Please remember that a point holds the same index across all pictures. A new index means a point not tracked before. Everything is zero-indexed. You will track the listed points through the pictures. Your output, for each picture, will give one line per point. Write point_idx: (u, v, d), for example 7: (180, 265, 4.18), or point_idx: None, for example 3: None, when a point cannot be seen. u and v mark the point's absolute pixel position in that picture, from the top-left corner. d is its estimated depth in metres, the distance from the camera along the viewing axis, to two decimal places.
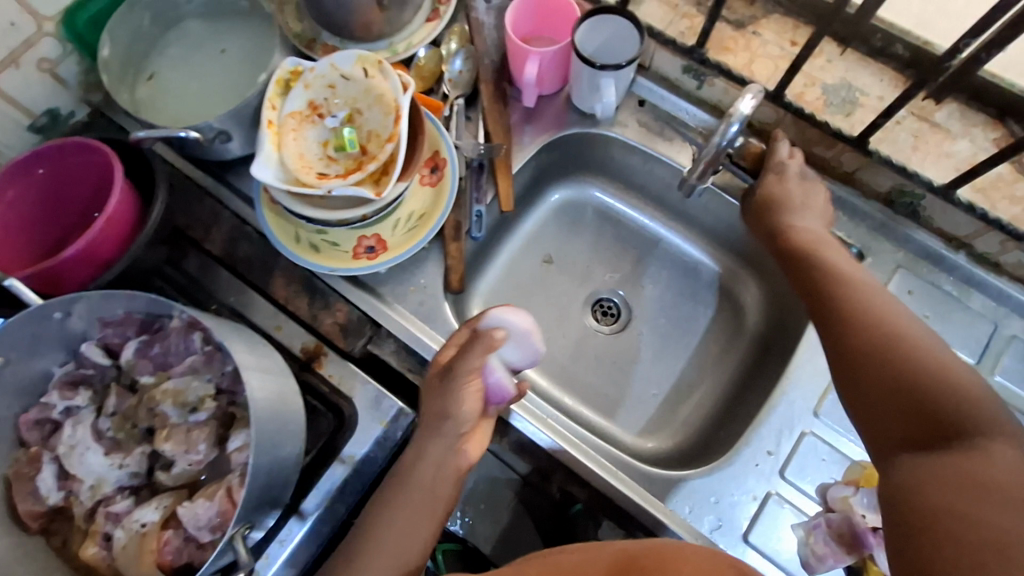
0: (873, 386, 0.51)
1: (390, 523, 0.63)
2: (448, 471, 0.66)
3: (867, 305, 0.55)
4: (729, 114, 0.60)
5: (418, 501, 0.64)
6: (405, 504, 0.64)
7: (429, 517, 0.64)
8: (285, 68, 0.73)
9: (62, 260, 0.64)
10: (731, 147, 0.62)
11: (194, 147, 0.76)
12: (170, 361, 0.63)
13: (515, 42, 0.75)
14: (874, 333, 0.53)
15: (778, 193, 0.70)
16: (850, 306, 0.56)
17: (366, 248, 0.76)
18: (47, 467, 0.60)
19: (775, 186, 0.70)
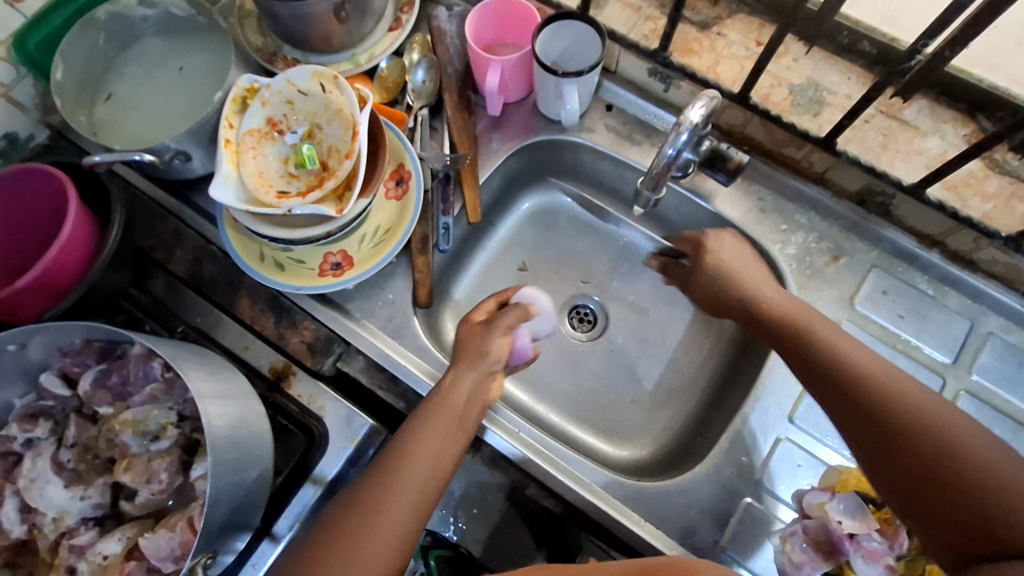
0: (856, 444, 0.55)
1: (412, 457, 0.59)
2: (474, 414, 0.65)
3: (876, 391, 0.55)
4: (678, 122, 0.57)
5: (440, 437, 0.61)
6: (429, 440, 0.60)
7: (448, 454, 0.61)
8: (241, 85, 0.72)
9: (18, 290, 0.62)
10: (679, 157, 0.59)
11: (153, 168, 0.75)
12: (130, 390, 0.62)
13: (476, 52, 0.74)
14: (837, 381, 0.57)
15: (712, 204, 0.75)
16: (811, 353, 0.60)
17: (332, 265, 0.75)
18: (8, 501, 0.59)
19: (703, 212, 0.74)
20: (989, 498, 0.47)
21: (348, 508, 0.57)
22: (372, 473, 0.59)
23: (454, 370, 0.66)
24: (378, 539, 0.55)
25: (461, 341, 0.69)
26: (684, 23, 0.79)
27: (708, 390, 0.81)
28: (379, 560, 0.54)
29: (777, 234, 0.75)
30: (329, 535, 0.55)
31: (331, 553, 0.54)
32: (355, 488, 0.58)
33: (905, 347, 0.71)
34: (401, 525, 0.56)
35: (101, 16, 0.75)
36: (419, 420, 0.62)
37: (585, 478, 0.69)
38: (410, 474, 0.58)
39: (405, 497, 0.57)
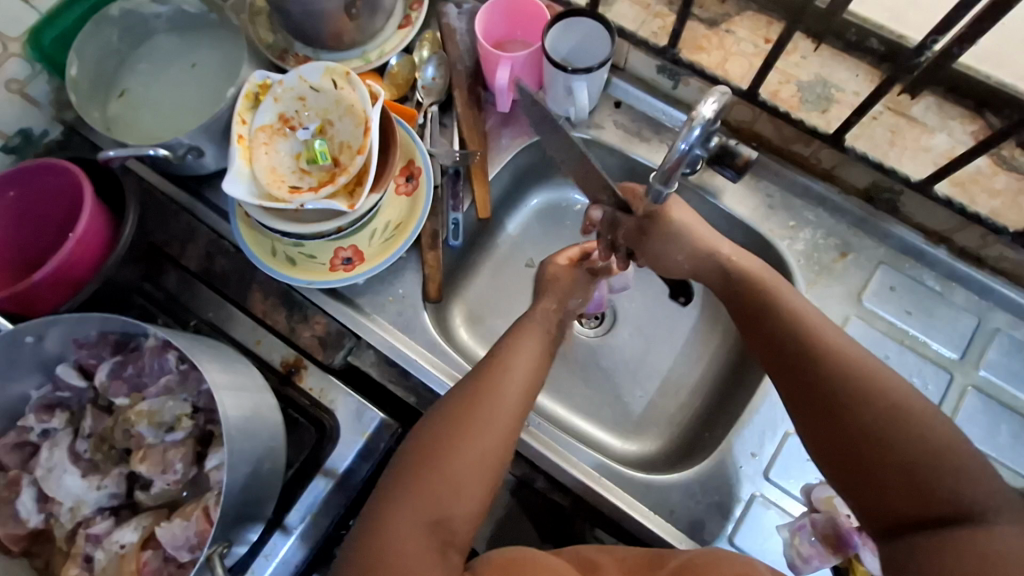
0: (812, 425, 0.51)
1: (514, 365, 0.60)
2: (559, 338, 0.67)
3: (848, 365, 0.51)
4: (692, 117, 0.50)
5: (538, 350, 0.62)
6: (518, 357, 0.61)
7: (543, 368, 0.62)
8: (254, 82, 0.73)
9: (34, 283, 0.63)
10: (693, 155, 0.51)
11: (166, 163, 0.76)
12: (145, 382, 0.62)
13: (486, 49, 0.75)
14: (789, 350, 0.54)
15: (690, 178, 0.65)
16: (764, 319, 0.57)
17: (343, 259, 0.76)
18: (26, 490, 0.60)
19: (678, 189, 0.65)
20: (930, 471, 0.46)
21: (459, 404, 0.57)
22: (476, 376, 0.60)
23: (542, 300, 0.68)
24: (491, 435, 0.56)
25: (551, 272, 0.70)
26: (693, 21, 0.79)
27: (715, 386, 0.81)
28: (492, 452, 0.55)
29: (785, 230, 0.76)
30: (444, 427, 0.56)
31: (448, 444, 0.55)
32: (461, 389, 0.59)
33: (913, 343, 0.71)
34: (511, 424, 0.57)
35: (114, 13, 0.76)
36: (516, 335, 0.63)
37: (593, 471, 0.70)
38: (515, 378, 0.59)
39: (514, 400, 0.58)
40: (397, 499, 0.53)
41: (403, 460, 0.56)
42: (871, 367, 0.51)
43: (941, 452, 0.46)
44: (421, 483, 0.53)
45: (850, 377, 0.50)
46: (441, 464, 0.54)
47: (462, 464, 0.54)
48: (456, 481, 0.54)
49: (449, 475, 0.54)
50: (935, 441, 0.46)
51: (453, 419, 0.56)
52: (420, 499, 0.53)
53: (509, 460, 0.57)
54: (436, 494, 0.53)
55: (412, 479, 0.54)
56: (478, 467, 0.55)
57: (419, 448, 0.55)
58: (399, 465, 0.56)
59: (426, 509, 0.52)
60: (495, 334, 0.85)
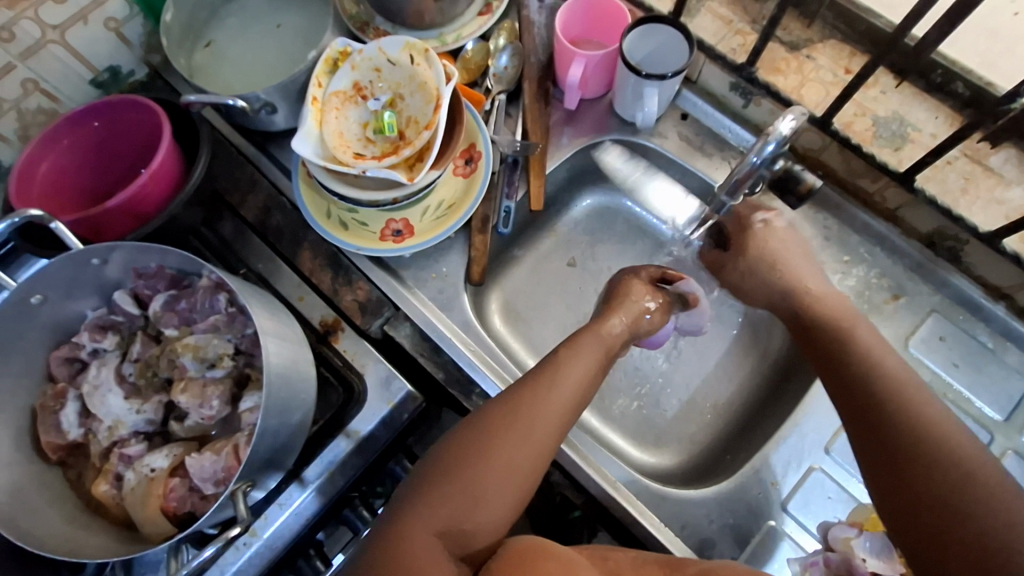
0: (873, 476, 0.52)
1: (564, 378, 0.61)
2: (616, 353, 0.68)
3: (921, 423, 0.51)
4: (767, 133, 0.58)
5: (593, 365, 0.64)
6: (570, 372, 0.62)
7: (593, 382, 0.63)
8: (335, 47, 0.75)
9: (106, 210, 0.67)
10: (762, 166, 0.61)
11: (241, 115, 0.79)
12: (194, 318, 0.65)
13: (563, 44, 0.75)
14: (862, 400, 0.55)
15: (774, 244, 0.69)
16: (838, 366, 0.58)
17: (393, 231, 0.77)
18: (71, 404, 0.63)
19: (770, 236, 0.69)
20: (1001, 542, 0.44)
21: (495, 415, 0.58)
22: (517, 390, 0.60)
23: (612, 316, 0.69)
24: (524, 448, 0.57)
25: (623, 281, 0.73)
26: (774, 42, 0.79)
27: (744, 413, 0.80)
28: (528, 461, 0.56)
29: (838, 264, 0.74)
30: (475, 435, 0.57)
31: (487, 449, 0.56)
32: (497, 400, 0.60)
33: (958, 397, 0.69)
34: (548, 438, 0.58)
35: None
36: (573, 347, 0.64)
37: (611, 476, 0.69)
38: (557, 393, 0.60)
39: (559, 414, 0.59)
40: (411, 505, 0.54)
41: (441, 458, 0.57)
42: (944, 428, 0.50)
43: (1014, 525, 0.45)
44: (449, 489, 0.54)
45: (920, 436, 0.50)
46: (473, 471, 0.55)
47: (492, 472, 0.55)
48: (479, 489, 0.54)
49: (475, 482, 0.54)
50: (999, 509, 0.46)
51: (481, 429, 0.57)
52: (441, 504, 0.54)
53: (542, 473, 0.57)
54: (455, 501, 0.54)
55: (441, 483, 0.55)
56: (505, 477, 0.55)
57: (442, 457, 0.57)
58: (438, 461, 0.57)
59: (445, 514, 0.53)
60: (528, 328, 0.86)
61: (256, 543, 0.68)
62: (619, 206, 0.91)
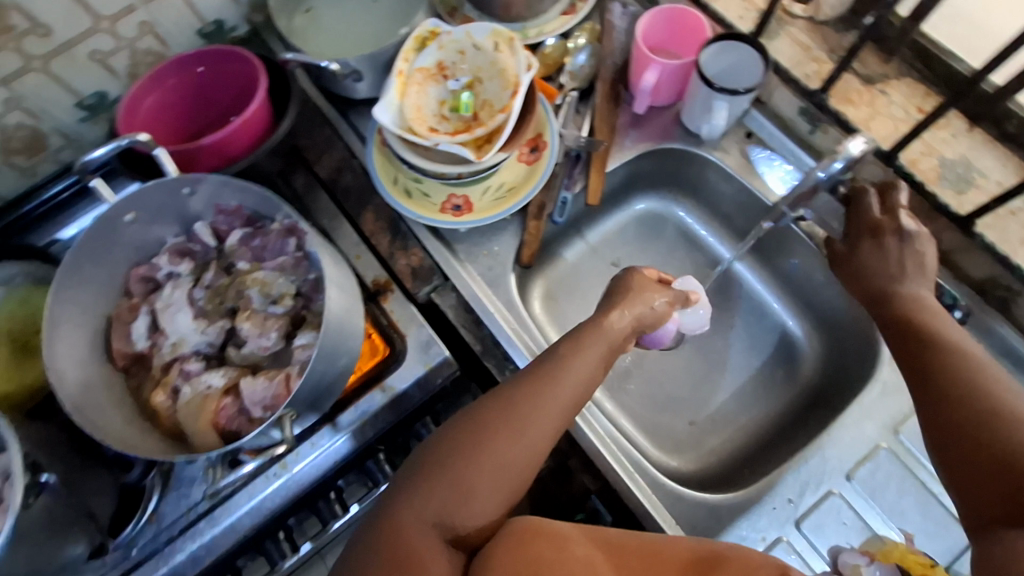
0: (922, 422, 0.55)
1: (561, 376, 0.61)
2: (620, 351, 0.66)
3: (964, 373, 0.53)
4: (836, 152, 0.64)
5: (593, 362, 0.63)
6: (568, 370, 0.62)
7: (593, 380, 0.62)
8: (426, 27, 0.79)
9: (199, 147, 0.72)
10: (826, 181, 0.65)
11: (329, 79, 0.84)
12: (265, 256, 0.70)
13: (641, 49, 0.78)
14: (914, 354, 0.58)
15: (871, 262, 0.66)
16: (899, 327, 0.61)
17: (453, 206, 0.81)
18: (143, 317, 0.69)
19: (870, 254, 0.67)
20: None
21: (489, 412, 0.59)
22: (513, 387, 0.61)
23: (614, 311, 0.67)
24: (516, 444, 0.57)
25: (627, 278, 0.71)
26: (850, 73, 0.82)
27: (767, 432, 0.81)
28: (517, 460, 0.57)
29: None
30: (468, 430, 0.58)
31: (478, 444, 0.57)
32: (492, 396, 0.61)
33: None
34: (540, 437, 0.58)
35: None
36: (574, 345, 0.64)
37: (627, 464, 0.71)
38: (552, 391, 0.60)
39: (551, 412, 0.59)
40: (403, 496, 0.55)
41: (433, 452, 0.58)
42: (982, 374, 0.53)
43: None
44: (439, 481, 0.55)
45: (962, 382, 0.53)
46: (461, 468, 0.56)
47: (482, 469, 0.56)
48: (469, 482, 0.55)
49: (462, 479, 0.55)
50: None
51: (472, 425, 0.58)
52: (431, 498, 0.55)
53: (532, 472, 0.58)
54: (446, 496, 0.55)
55: (431, 476, 0.56)
56: (496, 473, 0.56)
57: (435, 451, 0.58)
58: (431, 454, 0.58)
59: (435, 508, 0.54)
60: (566, 317, 0.89)
61: (285, 475, 0.73)
62: (671, 215, 0.94)
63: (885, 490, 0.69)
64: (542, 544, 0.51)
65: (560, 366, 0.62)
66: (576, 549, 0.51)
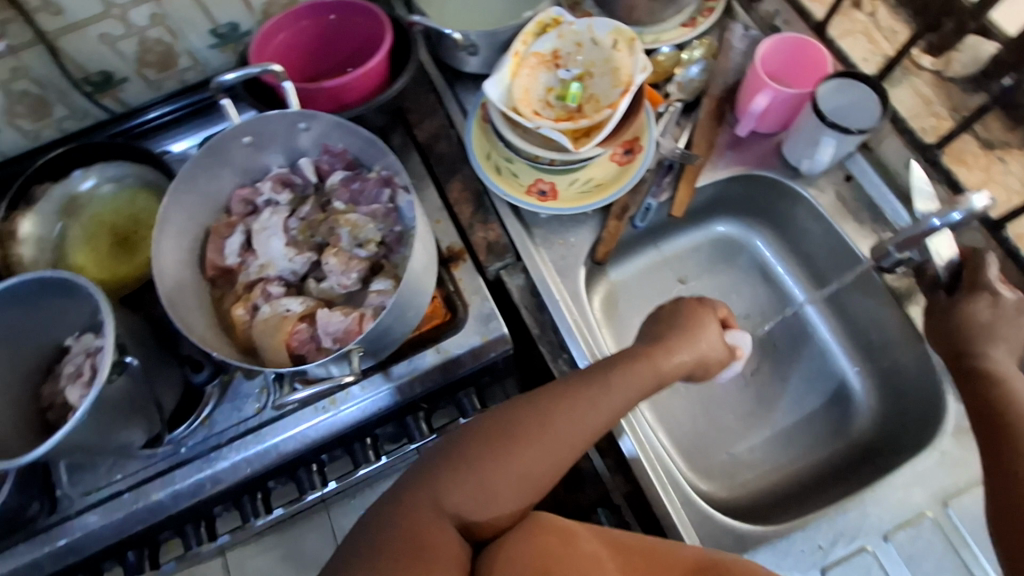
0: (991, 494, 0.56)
1: (602, 401, 0.63)
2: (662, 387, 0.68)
3: None
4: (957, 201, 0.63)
5: (633, 394, 0.65)
6: (609, 395, 0.64)
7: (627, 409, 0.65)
8: (549, 14, 0.81)
9: (319, 89, 0.77)
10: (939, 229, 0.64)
11: (446, 48, 0.87)
12: (360, 200, 0.73)
13: (757, 73, 0.78)
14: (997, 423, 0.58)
15: (975, 318, 0.65)
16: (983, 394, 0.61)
17: (539, 190, 0.83)
18: (238, 235, 0.73)
19: (980, 310, 0.65)
20: None
21: (525, 420, 0.62)
22: (551, 400, 0.62)
23: (671, 352, 0.68)
24: (544, 457, 0.61)
25: (689, 315, 0.72)
26: (969, 136, 0.81)
27: (805, 477, 0.80)
28: (542, 472, 0.60)
29: None
30: (500, 432, 0.61)
31: (508, 449, 0.60)
32: (527, 403, 0.63)
33: None
34: (567, 454, 0.62)
35: None
36: (622, 373, 0.65)
37: (662, 474, 0.71)
38: (587, 416, 0.63)
39: (581, 433, 0.62)
40: (429, 485, 0.58)
41: (462, 445, 0.61)
42: None
43: None
44: (466, 476, 0.59)
45: None
46: (488, 468, 0.59)
47: (508, 475, 0.59)
48: (494, 484, 0.59)
49: (488, 479, 0.59)
50: None
51: (504, 430, 0.61)
52: (455, 490, 0.58)
53: (551, 484, 0.62)
54: (469, 492, 0.58)
55: (459, 468, 0.59)
56: (521, 482, 0.60)
57: (465, 444, 0.61)
58: (461, 445, 0.61)
59: (457, 501, 0.58)
60: (624, 321, 0.90)
61: (334, 411, 0.76)
62: (748, 244, 0.93)
63: (921, 559, 0.67)
64: (551, 538, 0.56)
65: (602, 391, 0.64)
66: (582, 544, 0.56)
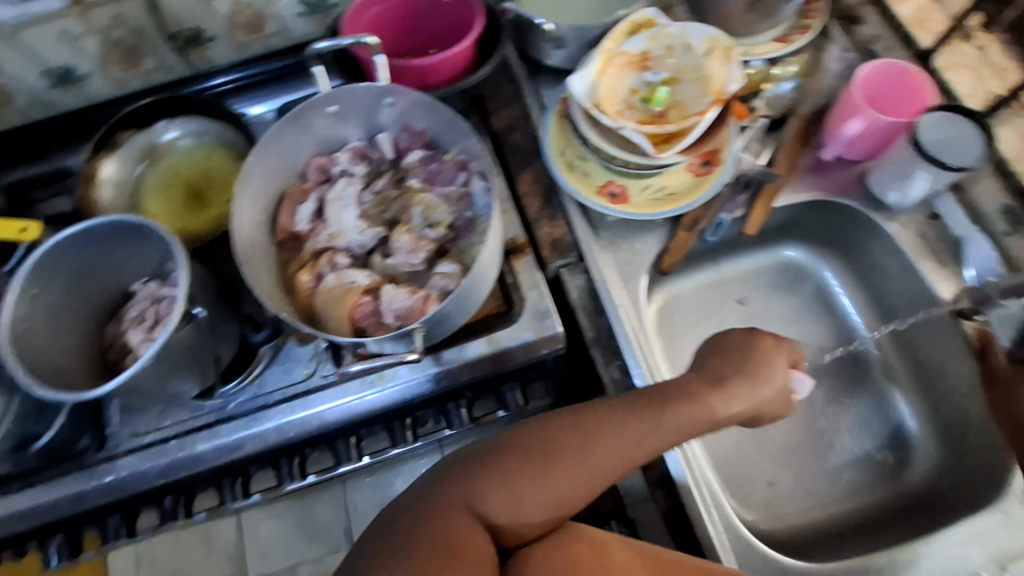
0: None
1: (650, 435, 0.61)
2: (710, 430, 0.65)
3: None
4: None
5: (680, 434, 0.62)
6: (656, 430, 0.61)
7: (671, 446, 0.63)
8: (644, 15, 0.80)
9: (409, 67, 0.77)
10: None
11: (533, 39, 0.86)
12: (436, 180, 0.73)
13: (854, 96, 0.75)
14: None
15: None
16: None
17: (609, 192, 0.81)
18: (311, 201, 0.73)
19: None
20: None
21: (568, 438, 0.60)
22: (599, 424, 0.61)
23: (729, 397, 0.64)
24: (581, 481, 0.59)
25: (756, 354, 0.66)
26: None
27: (849, 520, 0.78)
28: (576, 494, 0.59)
29: None
30: (542, 446, 0.59)
31: (547, 466, 0.59)
32: (571, 420, 0.61)
33: None
34: (604, 481, 0.60)
35: None
36: (675, 410, 0.62)
37: (706, 495, 0.69)
38: (629, 449, 0.60)
39: (622, 463, 0.60)
40: (465, 488, 0.57)
41: (501, 450, 0.60)
42: None
43: None
44: (502, 484, 0.58)
45: None
46: (525, 480, 0.58)
47: (544, 490, 0.58)
48: (528, 496, 0.58)
49: (522, 491, 0.58)
50: None
51: (548, 446, 0.59)
52: (489, 496, 0.57)
53: (582, 506, 0.61)
54: (503, 500, 0.58)
55: (495, 474, 0.58)
56: (555, 499, 0.59)
57: (504, 450, 0.60)
58: (500, 451, 0.60)
59: (488, 506, 0.57)
60: (678, 336, 0.88)
61: (381, 388, 0.76)
62: (816, 274, 0.90)
63: None
64: (583, 548, 0.60)
65: (650, 424, 0.61)
66: (614, 553, 0.60)
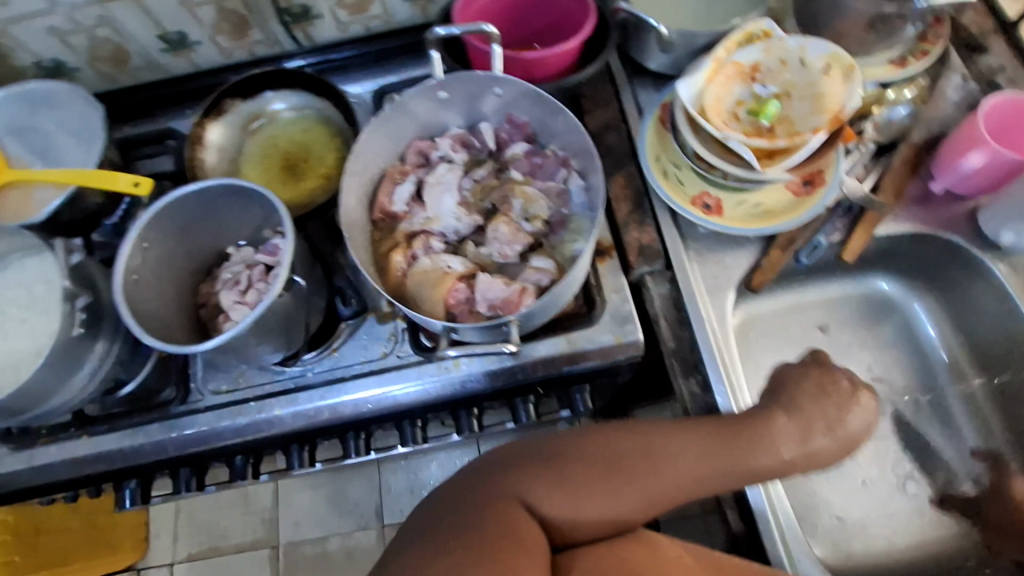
0: None
1: (714, 460, 0.60)
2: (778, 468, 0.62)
3: None
4: None
5: (745, 465, 0.60)
6: (720, 455, 0.60)
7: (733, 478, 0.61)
8: (760, 25, 0.77)
9: (516, 59, 0.77)
10: None
11: (639, 41, 0.85)
12: (539, 175, 0.74)
13: (980, 131, 0.71)
14: None
15: None
16: None
17: (703, 204, 0.80)
18: (409, 183, 0.74)
19: None
20: None
21: (631, 450, 0.59)
22: (662, 441, 0.60)
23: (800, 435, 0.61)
24: (640, 494, 0.58)
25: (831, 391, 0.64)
26: None
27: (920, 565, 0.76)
28: (633, 508, 0.58)
29: None
30: (606, 454, 0.59)
31: (608, 473, 0.58)
32: (635, 433, 0.61)
33: None
34: (661, 500, 0.59)
35: None
36: (740, 438, 0.61)
37: (783, 522, 0.67)
38: (691, 471, 0.59)
39: (682, 485, 0.59)
40: (525, 482, 0.57)
41: (564, 450, 0.59)
42: None
43: None
44: (561, 483, 0.57)
45: None
46: (586, 483, 0.57)
47: (602, 496, 0.57)
48: (586, 498, 0.57)
49: (581, 493, 0.57)
50: None
51: (613, 460, 0.59)
52: (549, 492, 0.57)
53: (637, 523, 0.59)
54: (561, 498, 0.57)
55: (554, 473, 0.58)
56: (613, 508, 0.58)
57: (567, 452, 0.59)
58: (563, 452, 0.59)
59: (545, 502, 0.57)
60: (755, 355, 0.86)
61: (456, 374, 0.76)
62: (906, 308, 0.88)
63: None
64: (639, 550, 0.57)
65: (715, 448, 0.60)
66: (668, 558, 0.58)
